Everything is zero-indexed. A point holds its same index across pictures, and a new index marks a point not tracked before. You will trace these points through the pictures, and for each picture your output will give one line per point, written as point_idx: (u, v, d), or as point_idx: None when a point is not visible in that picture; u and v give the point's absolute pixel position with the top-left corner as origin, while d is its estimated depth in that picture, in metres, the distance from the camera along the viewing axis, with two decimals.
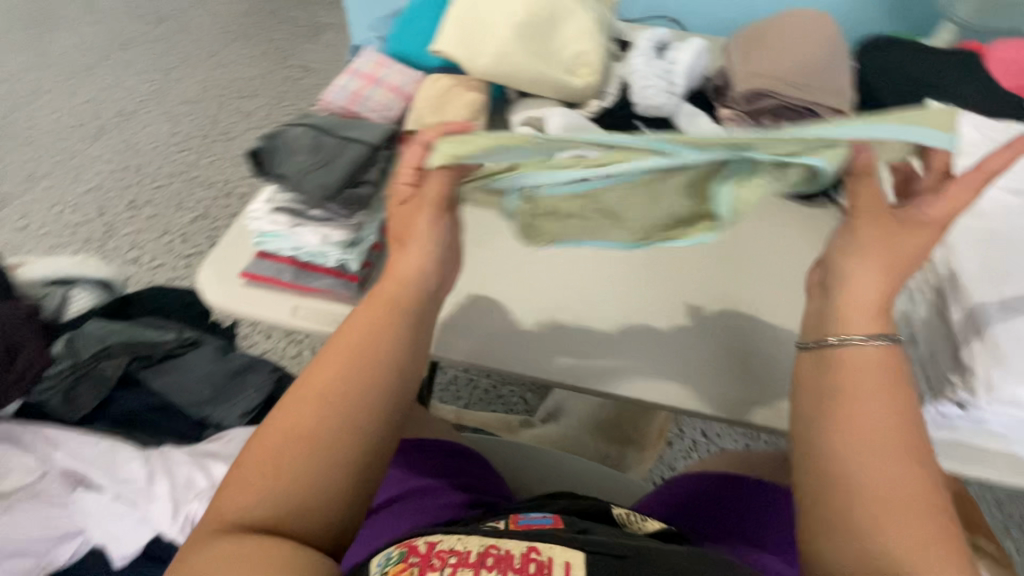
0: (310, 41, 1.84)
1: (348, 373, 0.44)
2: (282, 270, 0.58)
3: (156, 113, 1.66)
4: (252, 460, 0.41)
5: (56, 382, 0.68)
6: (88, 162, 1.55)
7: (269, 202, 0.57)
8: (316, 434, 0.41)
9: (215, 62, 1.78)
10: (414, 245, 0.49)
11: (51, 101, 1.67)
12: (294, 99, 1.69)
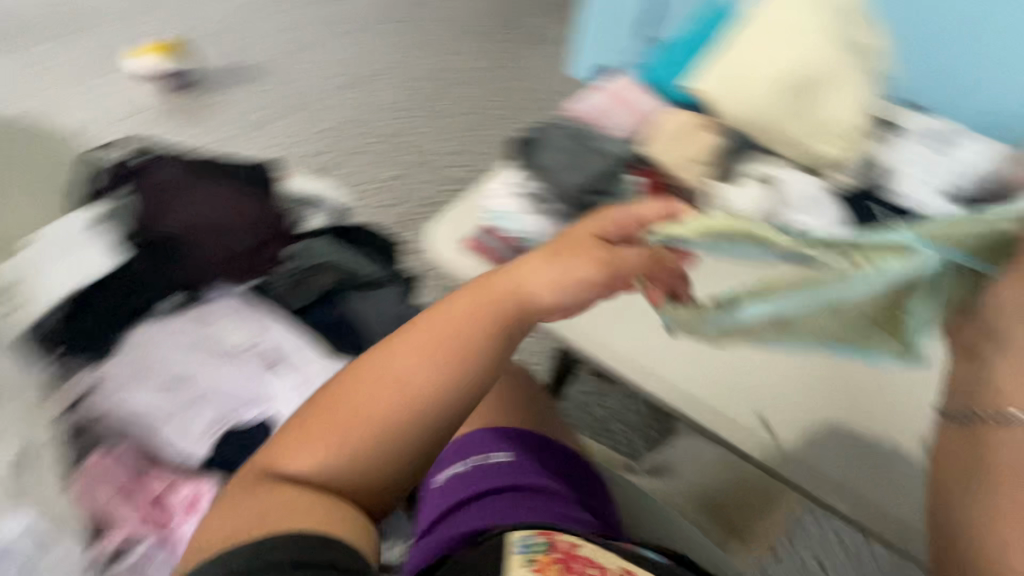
0: (534, 46, 1.96)
1: (423, 367, 0.47)
2: (500, 246, 0.64)
3: (389, 74, 1.87)
4: (320, 424, 0.46)
5: (282, 277, 0.78)
6: (326, 99, 1.79)
7: (511, 184, 0.70)
8: (381, 417, 0.46)
9: (449, 43, 1.96)
10: (549, 266, 0.52)
11: (312, 38, 1.93)
12: (509, 97, 1.82)
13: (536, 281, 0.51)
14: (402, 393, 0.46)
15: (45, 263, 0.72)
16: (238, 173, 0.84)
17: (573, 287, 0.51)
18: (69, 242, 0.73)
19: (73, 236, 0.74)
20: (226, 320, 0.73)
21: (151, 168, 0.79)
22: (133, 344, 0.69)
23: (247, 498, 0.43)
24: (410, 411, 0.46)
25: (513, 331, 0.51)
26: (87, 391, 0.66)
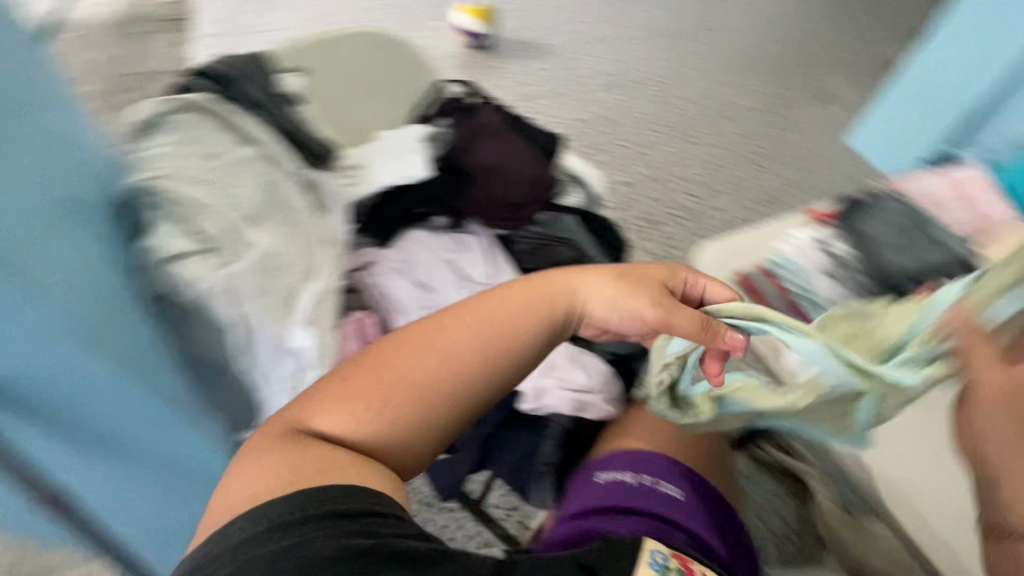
0: (800, 142, 2.05)
1: (466, 346, 0.53)
2: None
3: (654, 122, 2.08)
4: (355, 388, 0.50)
5: (530, 237, 0.85)
6: (593, 128, 2.05)
7: (817, 243, 0.84)
8: (417, 387, 0.51)
9: (718, 113, 2.12)
10: (607, 288, 0.56)
11: (602, 72, 2.23)
12: (758, 178, 1.92)
13: (594, 293, 0.57)
14: (440, 367, 0.51)
15: (375, 159, 0.82)
16: (534, 135, 0.90)
17: (625, 313, 0.55)
18: (399, 151, 0.82)
19: (404, 148, 0.83)
20: (474, 253, 0.84)
21: (474, 107, 0.89)
22: (401, 240, 0.82)
23: (278, 455, 0.46)
24: (447, 381, 0.51)
25: (552, 330, 0.56)
26: (363, 264, 0.80)
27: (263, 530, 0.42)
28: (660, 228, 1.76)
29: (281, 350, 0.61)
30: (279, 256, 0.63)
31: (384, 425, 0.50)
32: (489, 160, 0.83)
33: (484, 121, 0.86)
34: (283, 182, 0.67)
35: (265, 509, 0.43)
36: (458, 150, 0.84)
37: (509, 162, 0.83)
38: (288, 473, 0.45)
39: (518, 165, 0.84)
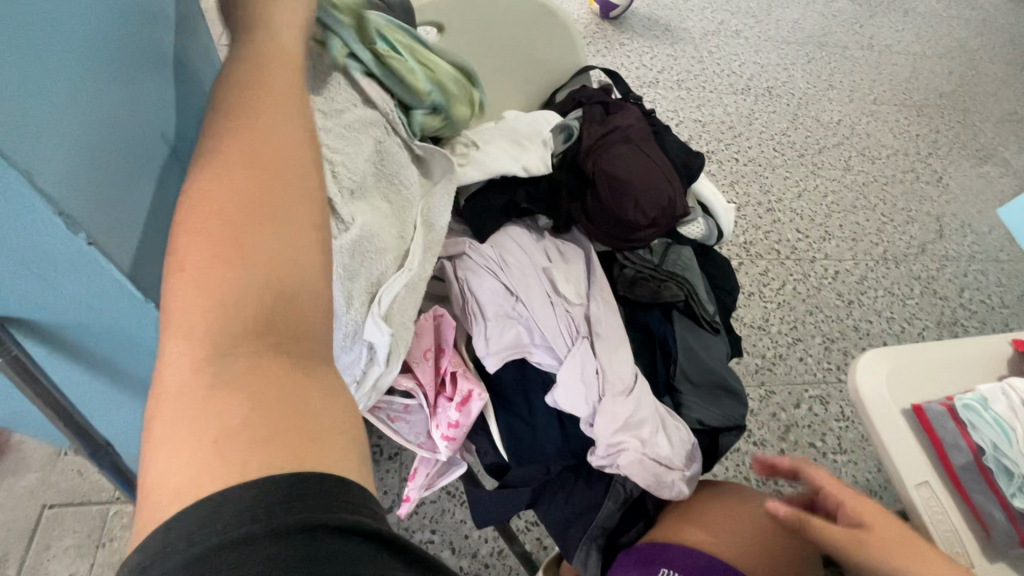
0: (940, 196, 1.80)
1: (249, 159, 0.34)
2: (959, 447, 0.49)
3: (777, 137, 1.86)
4: (179, 335, 0.30)
5: (639, 264, 0.76)
6: (710, 128, 1.85)
7: None
8: (245, 238, 0.32)
9: (851, 144, 1.88)
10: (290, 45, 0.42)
11: (733, 68, 2.00)
12: (880, 229, 1.71)
13: (284, 62, 0.40)
14: (237, 210, 0.33)
15: (494, 139, 0.70)
16: (675, 154, 0.79)
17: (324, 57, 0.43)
18: (523, 139, 0.71)
19: (530, 136, 0.72)
20: (575, 268, 0.75)
21: (617, 107, 0.79)
22: (496, 233, 0.74)
23: (176, 455, 0.28)
24: (273, 205, 0.34)
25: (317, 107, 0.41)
26: (454, 254, 0.71)
27: (256, 535, 0.26)
28: (758, 261, 1.59)
29: (354, 337, 0.55)
30: (376, 239, 0.55)
31: (243, 314, 0.31)
32: (620, 169, 0.72)
33: (626, 124, 0.76)
34: (397, 153, 0.59)
35: (209, 529, 0.26)
36: (590, 150, 0.74)
37: (642, 177, 0.73)
38: (213, 460, 0.28)
39: (651, 183, 0.73)
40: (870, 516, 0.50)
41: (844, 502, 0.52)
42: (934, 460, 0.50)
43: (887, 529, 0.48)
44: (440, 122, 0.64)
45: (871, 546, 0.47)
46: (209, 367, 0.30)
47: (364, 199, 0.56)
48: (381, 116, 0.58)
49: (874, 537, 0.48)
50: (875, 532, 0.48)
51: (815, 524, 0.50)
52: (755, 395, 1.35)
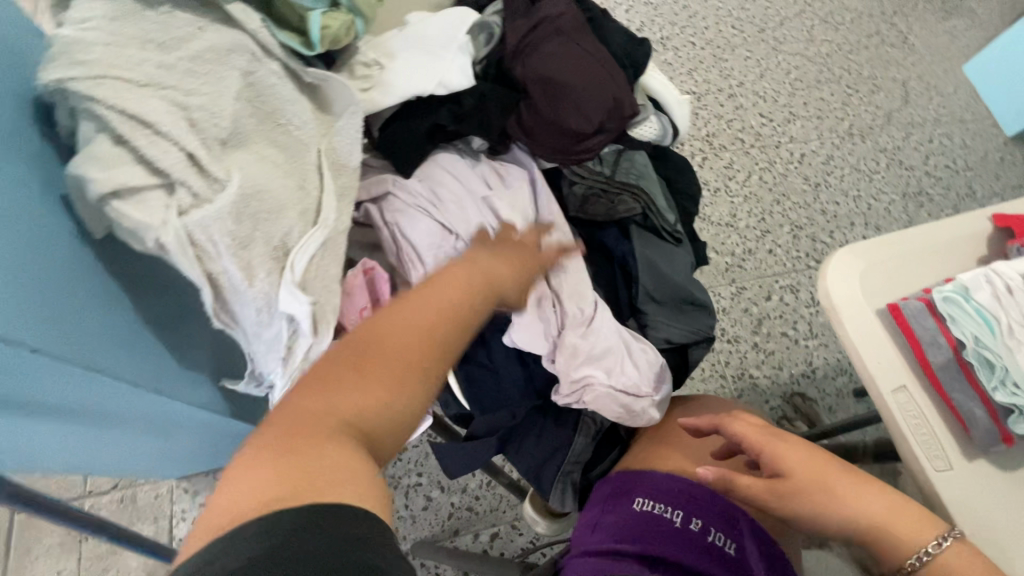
0: (906, 59, 1.70)
1: (428, 305, 0.43)
2: (940, 345, 0.46)
3: (735, 13, 1.71)
4: (311, 392, 0.37)
5: (590, 179, 0.68)
6: (662, 10, 1.68)
7: (1009, 281, 0.47)
8: (388, 354, 0.39)
9: (813, 12, 1.74)
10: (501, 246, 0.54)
11: None
12: (846, 103, 1.62)
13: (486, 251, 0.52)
14: (396, 331, 0.40)
15: (402, 50, 0.59)
16: (619, 44, 0.68)
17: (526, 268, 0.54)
18: (439, 47, 0.59)
19: (446, 42, 0.59)
20: (519, 192, 0.66)
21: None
22: (423, 163, 0.65)
23: (244, 478, 0.32)
24: (424, 348, 0.41)
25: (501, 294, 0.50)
26: (378, 196, 0.63)
27: (287, 543, 0.29)
28: (722, 154, 1.51)
29: (271, 310, 0.49)
30: (271, 195, 0.46)
31: (359, 410, 0.37)
32: (556, 72, 0.62)
33: (555, 13, 0.64)
34: (278, 85, 0.47)
35: (247, 540, 0.29)
36: (516, 51, 0.63)
37: (581, 77, 0.62)
38: (277, 489, 0.31)
39: (592, 82, 0.63)
40: (789, 461, 0.49)
41: (763, 451, 0.50)
42: (911, 364, 0.47)
43: (803, 470, 0.48)
44: (347, 15, 0.49)
45: (795, 496, 0.47)
46: (313, 424, 0.35)
47: (246, 147, 0.46)
48: (244, 36, 0.44)
49: (799, 485, 0.47)
50: (795, 479, 0.48)
51: (738, 483, 0.49)
52: (726, 292, 1.33)
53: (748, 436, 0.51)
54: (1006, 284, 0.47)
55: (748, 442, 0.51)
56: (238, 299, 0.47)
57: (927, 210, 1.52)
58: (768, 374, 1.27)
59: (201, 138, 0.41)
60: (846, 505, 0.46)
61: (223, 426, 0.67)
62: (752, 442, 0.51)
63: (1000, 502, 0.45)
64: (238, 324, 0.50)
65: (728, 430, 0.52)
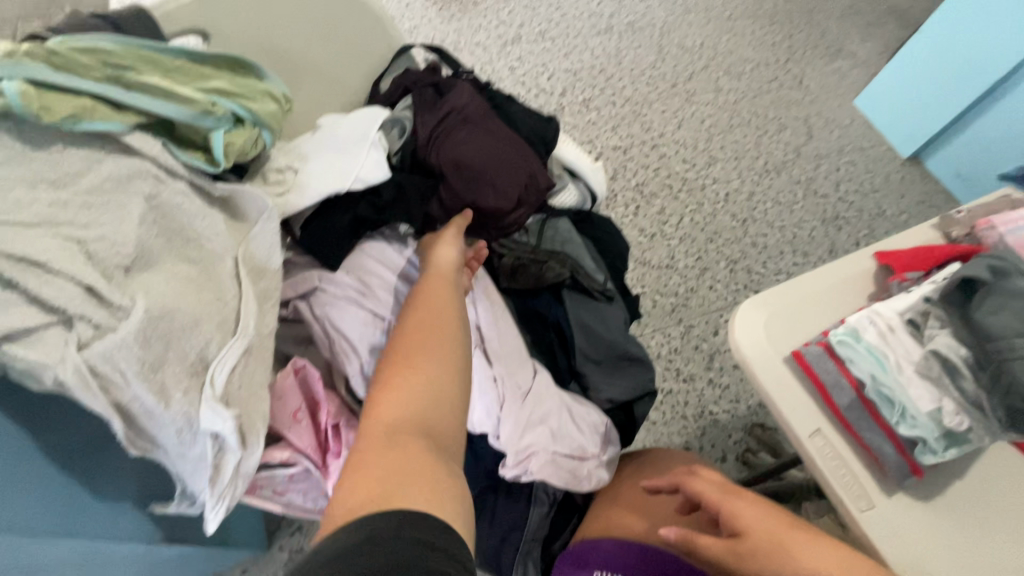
0: (804, 99, 1.87)
1: (438, 323, 0.54)
2: (842, 387, 0.49)
3: (648, 72, 1.85)
4: (375, 420, 0.45)
5: (516, 248, 0.70)
6: (582, 75, 1.80)
7: (892, 317, 0.50)
8: (418, 366, 0.49)
9: (717, 66, 1.91)
10: (440, 243, 0.63)
11: (590, 10, 1.96)
12: (758, 143, 1.76)
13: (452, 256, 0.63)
14: (414, 351, 0.51)
15: (316, 152, 0.61)
16: (525, 124, 0.72)
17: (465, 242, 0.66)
18: (350, 145, 0.61)
19: (357, 140, 0.62)
20: None
21: (448, 84, 0.70)
22: (353, 254, 0.66)
23: (349, 495, 0.39)
24: (438, 354, 0.51)
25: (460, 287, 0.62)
26: (306, 291, 0.63)
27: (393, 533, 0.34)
28: (653, 201, 1.59)
29: (192, 429, 0.47)
30: (182, 312, 0.45)
31: (418, 421, 0.45)
32: (462, 160, 0.65)
33: (461, 103, 0.68)
34: (185, 203, 0.47)
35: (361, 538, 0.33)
36: (429, 139, 0.66)
37: (494, 159, 0.66)
38: (382, 492, 0.38)
39: (505, 163, 0.66)
40: (746, 519, 0.49)
41: (722, 510, 0.50)
42: (821, 406, 0.50)
43: (760, 528, 0.48)
44: (252, 129, 0.50)
45: (753, 557, 0.47)
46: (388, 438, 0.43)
47: (154, 268, 0.45)
48: (147, 162, 0.45)
49: (755, 545, 0.47)
50: (752, 538, 0.48)
51: (698, 543, 0.49)
52: (676, 332, 1.37)
53: (707, 494, 0.52)
54: (888, 322, 0.50)
55: (708, 501, 0.51)
56: (154, 423, 0.45)
57: (846, 232, 1.63)
58: (726, 409, 1.29)
59: (100, 269, 0.41)
60: (803, 566, 0.46)
61: (158, 551, 0.62)
62: (712, 500, 0.51)
63: (927, 530, 0.47)
64: (158, 447, 0.48)
65: (687, 488, 0.53)
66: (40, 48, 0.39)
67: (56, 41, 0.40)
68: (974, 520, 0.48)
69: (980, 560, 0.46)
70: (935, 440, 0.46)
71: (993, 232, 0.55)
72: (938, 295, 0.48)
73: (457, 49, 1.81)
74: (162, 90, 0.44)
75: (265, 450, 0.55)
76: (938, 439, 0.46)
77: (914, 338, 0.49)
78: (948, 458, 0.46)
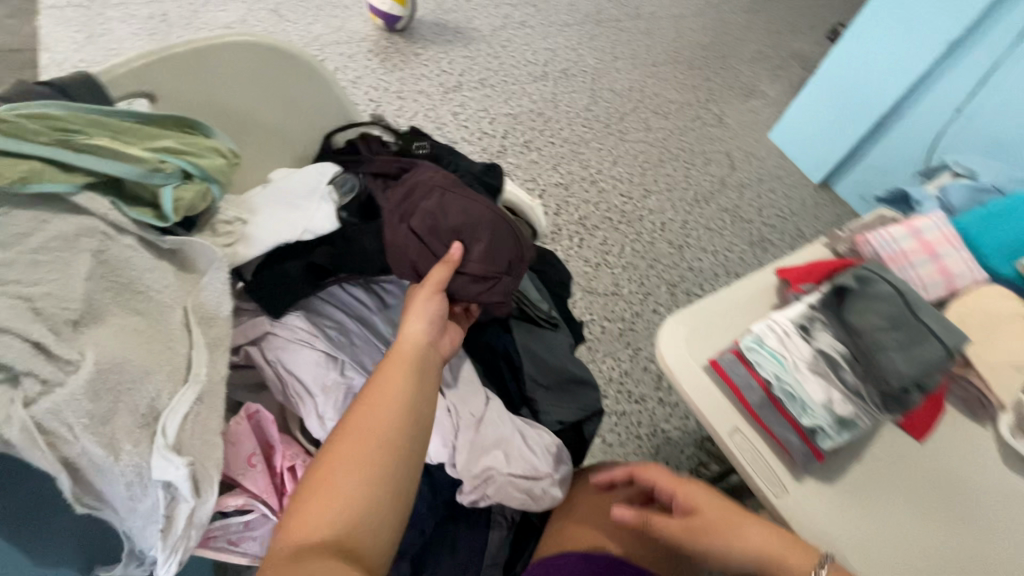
0: (725, 135, 2.05)
1: (386, 411, 0.53)
2: (752, 387, 0.55)
3: (583, 114, 1.99)
4: (302, 515, 0.49)
5: None
6: (522, 119, 1.91)
7: (786, 325, 0.55)
8: (350, 467, 0.51)
9: (645, 107, 2.07)
10: (409, 315, 0.60)
11: (526, 59, 2.09)
12: (687, 175, 1.91)
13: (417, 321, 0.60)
14: (350, 444, 0.52)
15: (268, 203, 0.64)
16: (468, 170, 0.77)
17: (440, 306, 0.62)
18: (303, 198, 0.65)
19: (309, 193, 0.65)
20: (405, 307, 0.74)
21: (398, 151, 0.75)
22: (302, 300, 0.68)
23: None
24: (374, 452, 0.52)
25: (430, 361, 0.59)
26: (257, 336, 0.65)
27: None
28: (596, 233, 1.68)
29: (143, 482, 0.47)
30: (132, 364, 0.46)
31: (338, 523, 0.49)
32: (446, 223, 0.64)
33: (424, 177, 0.68)
34: (134, 257, 0.49)
35: None
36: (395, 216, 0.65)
37: (469, 221, 0.65)
38: None
39: (483, 222, 0.66)
40: (695, 498, 0.54)
41: (673, 493, 0.56)
42: (738, 406, 0.55)
43: (714, 510, 0.53)
44: (201, 184, 0.52)
45: (704, 527, 0.52)
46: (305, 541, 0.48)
47: (103, 322, 0.46)
48: (97, 220, 0.46)
49: (706, 516, 0.53)
50: (705, 515, 0.53)
51: (654, 522, 0.53)
52: (625, 356, 1.43)
53: (660, 481, 0.57)
54: (785, 327, 0.55)
55: (658, 485, 0.57)
56: (103, 477, 0.45)
57: (771, 253, 1.77)
58: (678, 426, 1.34)
59: (49, 324, 0.41)
60: (751, 530, 0.51)
61: None
62: (664, 486, 0.57)
63: (838, 507, 0.53)
64: (107, 504, 0.48)
65: (641, 478, 0.58)
66: None
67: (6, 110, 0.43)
68: (879, 496, 0.54)
69: (888, 533, 0.52)
70: (829, 428, 0.52)
71: (871, 247, 0.63)
72: (817, 301, 0.57)
73: (401, 96, 1.88)
74: (110, 150, 0.46)
75: (220, 498, 0.54)
76: (833, 426, 0.52)
77: (807, 341, 0.55)
78: (842, 442, 0.52)
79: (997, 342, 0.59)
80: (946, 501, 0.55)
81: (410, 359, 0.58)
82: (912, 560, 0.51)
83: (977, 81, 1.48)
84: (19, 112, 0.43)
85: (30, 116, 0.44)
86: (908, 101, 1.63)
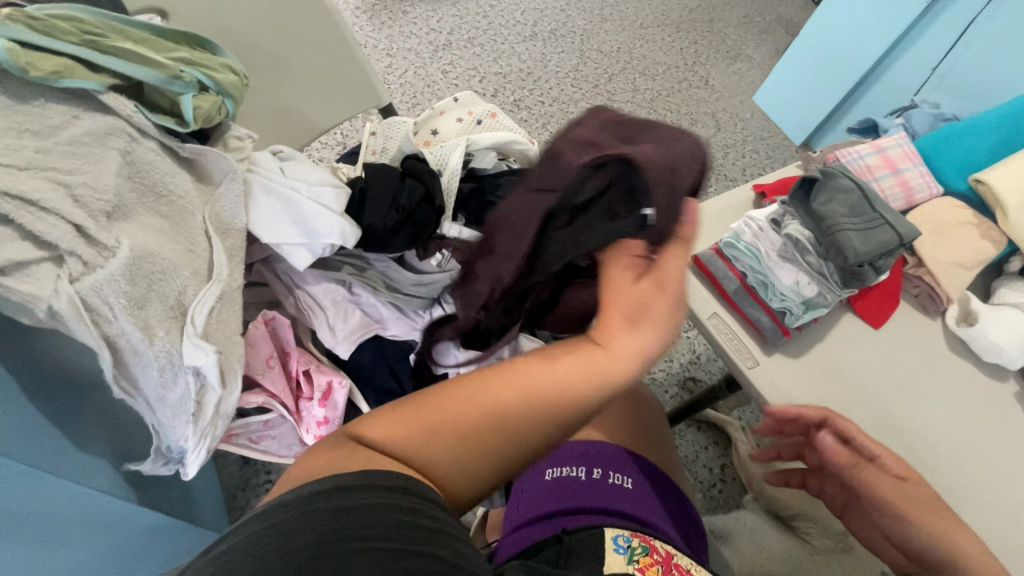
0: (711, 96, 2.08)
1: (565, 406, 0.38)
2: (730, 278, 0.63)
3: (572, 74, 2.00)
4: (414, 412, 0.39)
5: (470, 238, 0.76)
6: (512, 77, 1.93)
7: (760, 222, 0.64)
8: (490, 424, 0.38)
9: (634, 67, 2.09)
10: (641, 322, 0.40)
11: (514, 19, 2.09)
12: None
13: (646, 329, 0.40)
14: (503, 405, 0.38)
15: (273, 195, 0.61)
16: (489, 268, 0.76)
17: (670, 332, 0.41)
18: (308, 232, 0.61)
19: (311, 230, 0.61)
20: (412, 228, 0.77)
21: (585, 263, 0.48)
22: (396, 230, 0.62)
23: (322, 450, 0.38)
24: (519, 428, 0.38)
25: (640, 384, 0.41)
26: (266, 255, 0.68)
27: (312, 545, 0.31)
28: None
29: (174, 367, 0.51)
30: (162, 257, 0.50)
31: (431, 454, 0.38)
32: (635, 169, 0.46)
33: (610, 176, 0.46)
34: (156, 161, 0.52)
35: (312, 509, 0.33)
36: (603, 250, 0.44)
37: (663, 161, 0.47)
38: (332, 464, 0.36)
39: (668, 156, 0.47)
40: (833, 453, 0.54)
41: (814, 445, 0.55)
42: (719, 295, 0.64)
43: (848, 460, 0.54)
44: (216, 96, 0.55)
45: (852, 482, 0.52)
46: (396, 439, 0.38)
47: (131, 219, 0.49)
48: (120, 121, 0.49)
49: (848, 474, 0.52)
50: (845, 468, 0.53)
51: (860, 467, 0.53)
52: None
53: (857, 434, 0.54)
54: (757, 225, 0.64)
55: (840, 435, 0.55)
56: (138, 361, 0.49)
57: None
58: (663, 368, 1.42)
59: (87, 211, 0.45)
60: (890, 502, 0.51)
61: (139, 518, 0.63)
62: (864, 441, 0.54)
63: (802, 391, 0.60)
64: (139, 392, 0.51)
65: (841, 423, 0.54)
66: (22, 13, 0.44)
67: (36, 9, 0.46)
68: (840, 381, 0.62)
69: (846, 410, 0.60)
70: (795, 306, 0.60)
71: (840, 162, 0.71)
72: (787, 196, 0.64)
73: (391, 53, 1.88)
74: (134, 55, 0.50)
75: (242, 395, 0.60)
76: (799, 307, 0.60)
77: (778, 234, 0.63)
78: (804, 320, 0.61)
79: (944, 244, 0.67)
80: (897, 384, 0.62)
81: (607, 382, 0.39)
82: (868, 432, 0.59)
83: (957, 36, 1.39)
84: (49, 12, 0.46)
85: (58, 16, 0.47)
86: (889, 61, 1.59)
